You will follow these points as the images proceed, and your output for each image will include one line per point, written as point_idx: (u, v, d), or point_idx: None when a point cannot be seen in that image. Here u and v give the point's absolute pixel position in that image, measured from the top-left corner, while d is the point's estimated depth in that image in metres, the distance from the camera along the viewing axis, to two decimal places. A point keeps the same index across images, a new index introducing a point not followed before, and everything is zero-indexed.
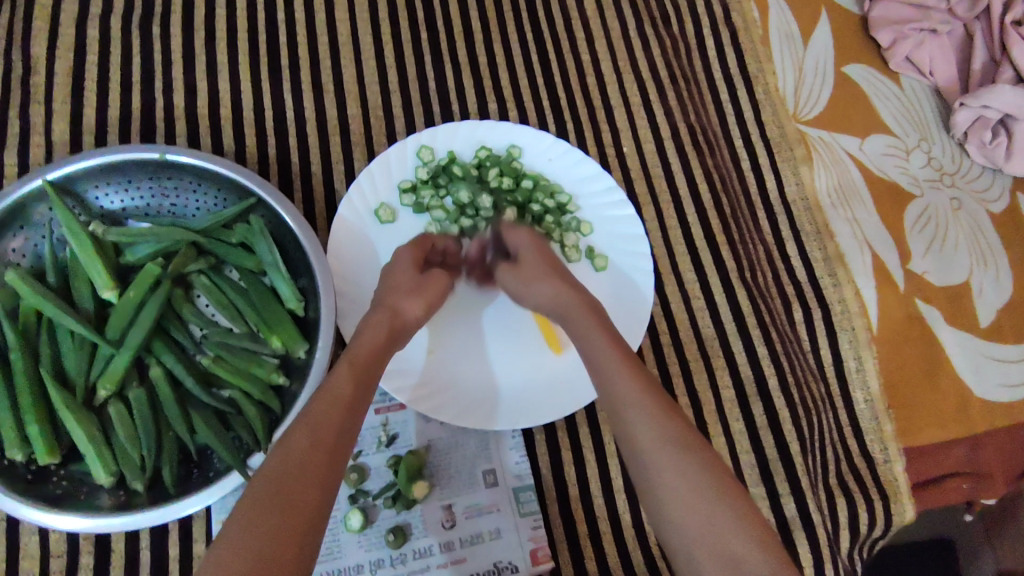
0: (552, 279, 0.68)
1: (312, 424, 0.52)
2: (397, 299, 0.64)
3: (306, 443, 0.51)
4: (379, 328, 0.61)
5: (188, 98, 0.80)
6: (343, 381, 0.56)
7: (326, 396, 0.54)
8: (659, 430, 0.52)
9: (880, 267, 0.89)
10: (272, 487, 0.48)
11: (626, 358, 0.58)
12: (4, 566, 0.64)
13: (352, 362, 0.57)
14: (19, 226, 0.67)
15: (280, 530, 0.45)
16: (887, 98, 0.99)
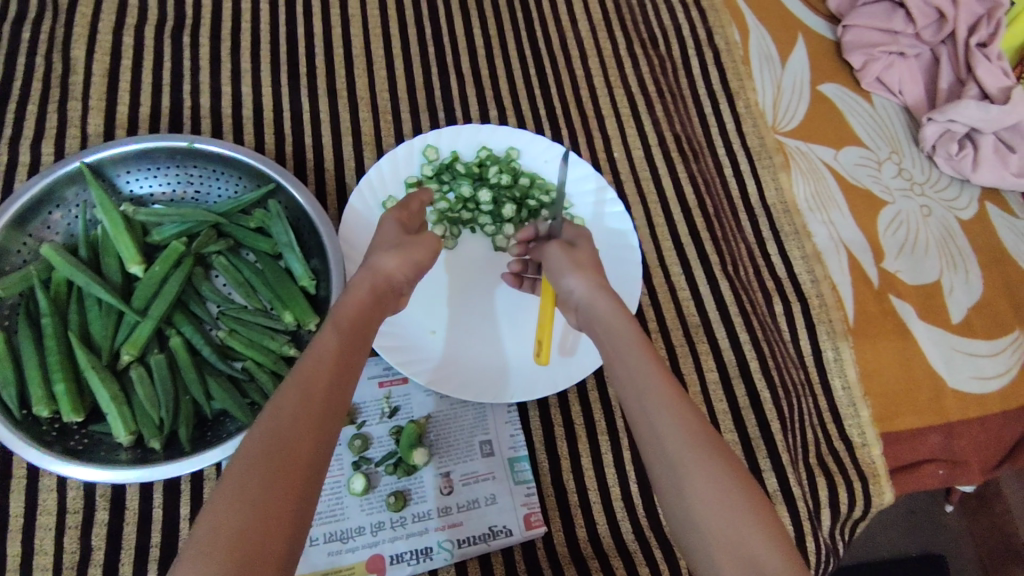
0: (584, 269, 0.62)
1: (303, 384, 0.49)
2: (374, 258, 0.60)
3: (294, 407, 0.48)
4: (363, 290, 0.57)
5: (213, 99, 0.87)
6: (330, 338, 0.53)
7: (316, 355, 0.51)
8: (688, 428, 0.50)
9: (855, 266, 0.94)
10: (265, 449, 0.45)
11: (650, 349, 0.56)
12: (21, 520, 0.66)
13: (342, 322, 0.54)
14: (56, 205, 0.72)
15: (275, 495, 0.44)
16: (860, 114, 1.06)
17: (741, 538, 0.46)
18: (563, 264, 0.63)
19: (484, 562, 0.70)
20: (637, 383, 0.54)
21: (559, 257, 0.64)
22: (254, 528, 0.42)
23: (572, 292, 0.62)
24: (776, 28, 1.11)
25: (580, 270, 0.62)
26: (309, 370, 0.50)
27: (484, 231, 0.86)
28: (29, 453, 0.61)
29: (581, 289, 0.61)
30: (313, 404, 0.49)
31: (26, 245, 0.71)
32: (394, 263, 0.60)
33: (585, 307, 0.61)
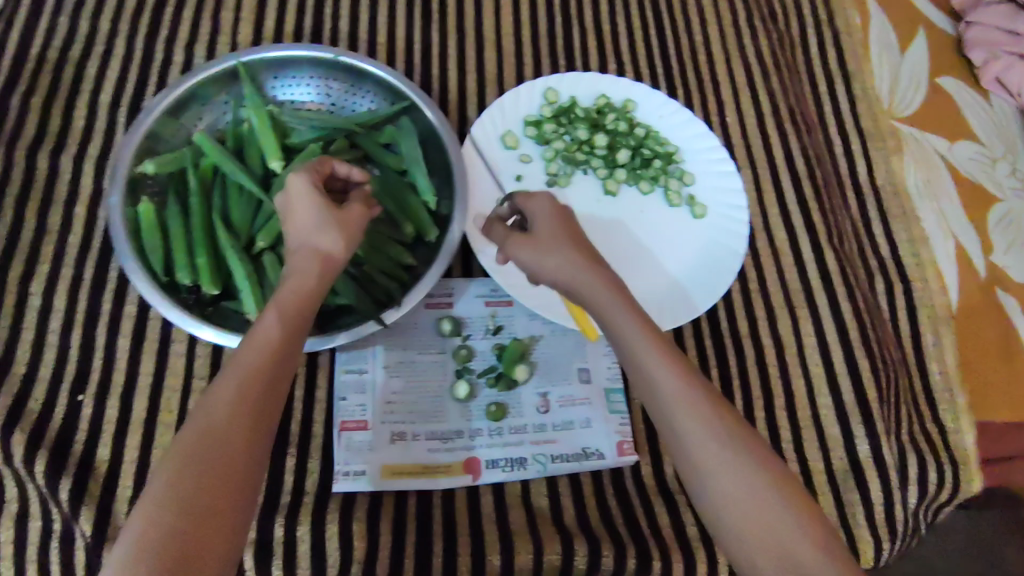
0: (562, 246, 0.61)
1: (242, 376, 0.49)
2: (316, 236, 0.56)
3: (227, 401, 0.48)
4: (302, 271, 0.55)
5: (351, 25, 0.92)
6: (273, 323, 0.52)
7: (252, 347, 0.51)
8: (715, 442, 0.52)
9: (963, 256, 0.91)
10: (196, 451, 0.46)
11: (659, 341, 0.56)
12: (151, 379, 0.71)
13: (283, 309, 0.53)
14: (208, 97, 0.77)
15: (210, 502, 0.45)
16: (977, 111, 1.02)
17: (777, 549, 0.49)
18: (537, 258, 0.62)
19: (573, 482, 0.73)
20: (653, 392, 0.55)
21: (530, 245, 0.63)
22: (182, 535, 0.43)
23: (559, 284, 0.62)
24: (896, 16, 1.08)
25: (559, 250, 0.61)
26: (247, 360, 0.50)
27: (596, 173, 0.87)
28: (171, 313, 0.65)
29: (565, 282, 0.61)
30: (247, 399, 0.49)
31: (179, 132, 0.76)
32: (340, 246, 0.56)
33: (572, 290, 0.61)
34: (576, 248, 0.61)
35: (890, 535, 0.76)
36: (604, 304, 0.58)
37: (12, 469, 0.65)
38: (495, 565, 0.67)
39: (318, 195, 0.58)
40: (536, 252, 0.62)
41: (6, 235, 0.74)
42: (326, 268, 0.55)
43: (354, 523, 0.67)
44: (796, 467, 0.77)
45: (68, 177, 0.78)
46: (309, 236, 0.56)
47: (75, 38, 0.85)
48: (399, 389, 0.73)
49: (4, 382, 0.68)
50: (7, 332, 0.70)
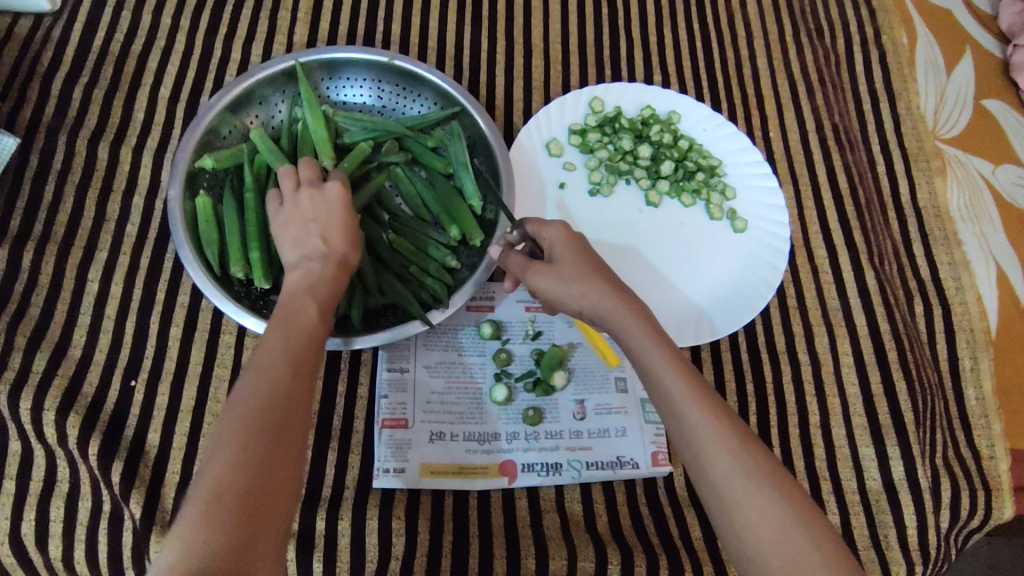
0: (577, 279, 0.64)
1: (294, 356, 0.52)
2: (342, 243, 0.60)
3: (286, 374, 0.51)
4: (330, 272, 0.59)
5: (402, 28, 0.94)
6: (310, 312, 0.56)
7: (294, 330, 0.54)
8: (735, 459, 0.55)
9: (1003, 281, 0.92)
10: (259, 420, 0.48)
11: (679, 370, 0.59)
12: (200, 369, 0.73)
13: (318, 300, 0.57)
14: (264, 97, 0.79)
15: (277, 465, 0.47)
16: (1023, 136, 1.01)
17: (797, 567, 0.51)
18: (562, 281, 0.64)
19: (607, 489, 0.73)
20: (674, 411, 0.58)
21: (547, 279, 0.65)
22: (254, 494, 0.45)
23: (581, 308, 0.64)
24: (944, 36, 1.08)
25: (575, 282, 0.64)
26: (297, 341, 0.53)
27: (639, 184, 0.88)
28: (225, 304, 0.67)
29: (586, 306, 0.64)
30: (299, 375, 0.52)
31: (236, 129, 0.77)
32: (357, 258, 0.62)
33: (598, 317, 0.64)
34: (599, 275, 0.64)
35: (923, 559, 0.76)
36: (625, 327, 0.62)
37: (64, 449, 0.67)
38: (530, 568, 0.67)
39: (349, 209, 0.63)
40: (564, 275, 0.64)
41: (66, 221, 0.76)
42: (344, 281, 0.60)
43: (393, 520, 0.68)
44: (829, 485, 0.78)
45: (127, 167, 0.80)
46: (342, 247, 0.60)
47: (137, 32, 0.87)
48: (439, 389, 0.75)
49: (60, 363, 0.70)
50: (64, 316, 0.72)
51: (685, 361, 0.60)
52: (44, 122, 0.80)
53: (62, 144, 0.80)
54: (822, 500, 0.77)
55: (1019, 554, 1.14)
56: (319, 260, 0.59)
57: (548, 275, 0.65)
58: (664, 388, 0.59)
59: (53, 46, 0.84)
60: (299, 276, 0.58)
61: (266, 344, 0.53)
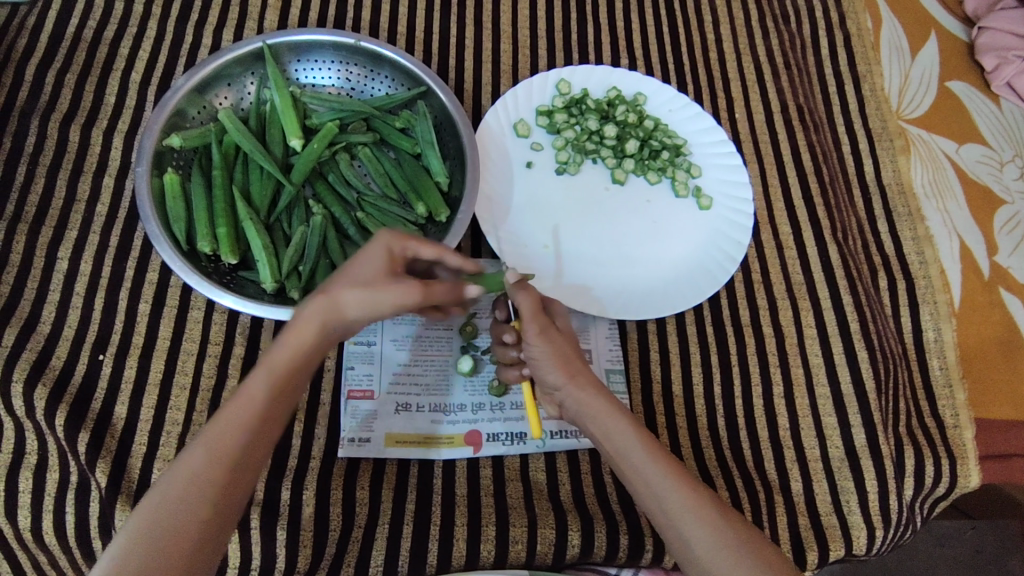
0: (562, 362, 0.60)
1: (226, 430, 0.53)
2: (342, 293, 0.54)
3: (214, 445, 0.52)
4: (309, 325, 0.54)
5: (372, 15, 0.96)
6: (259, 388, 0.54)
7: (239, 410, 0.54)
8: (716, 535, 0.57)
9: (966, 255, 0.93)
10: (173, 498, 0.51)
11: (655, 451, 0.60)
12: (169, 343, 0.74)
13: (271, 369, 0.55)
14: (231, 80, 0.80)
15: (184, 541, 0.50)
16: (986, 115, 1.03)
17: None
18: (552, 359, 0.60)
19: (571, 457, 0.74)
20: (656, 495, 0.58)
21: (538, 351, 0.60)
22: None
23: (561, 386, 0.61)
24: (909, 20, 1.10)
25: (559, 370, 0.60)
26: (235, 416, 0.53)
27: (605, 163, 0.89)
28: (191, 278, 0.67)
29: (568, 386, 0.61)
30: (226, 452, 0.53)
31: (204, 110, 0.78)
32: (354, 305, 0.55)
33: (575, 405, 0.62)
34: (574, 364, 0.61)
35: (884, 523, 0.77)
36: (601, 417, 0.61)
37: (33, 421, 0.68)
38: (491, 535, 0.68)
39: (372, 268, 0.56)
40: (556, 351, 0.60)
41: (37, 202, 0.78)
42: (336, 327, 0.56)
43: (357, 489, 0.69)
44: (792, 453, 0.79)
45: (98, 149, 0.82)
46: (337, 301, 0.54)
47: (109, 20, 0.89)
48: (405, 361, 0.76)
49: (28, 337, 0.71)
50: (34, 293, 0.73)
51: (655, 442, 0.61)
52: (17, 107, 0.82)
53: (34, 128, 0.81)
54: (786, 469, 0.78)
55: (986, 530, 1.17)
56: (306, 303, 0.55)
57: (538, 347, 0.60)
58: (645, 472, 0.59)
59: (27, 33, 0.86)
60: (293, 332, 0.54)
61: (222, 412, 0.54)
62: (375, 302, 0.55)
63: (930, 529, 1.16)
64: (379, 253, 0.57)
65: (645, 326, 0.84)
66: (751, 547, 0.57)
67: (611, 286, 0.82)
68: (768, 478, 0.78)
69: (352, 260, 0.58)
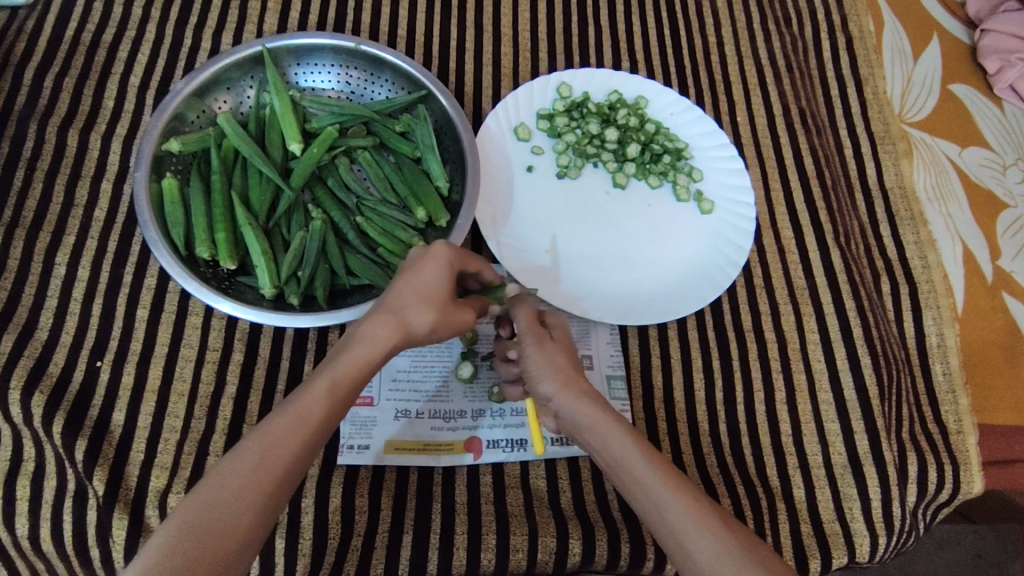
0: (558, 372, 0.62)
1: (279, 435, 0.51)
2: (413, 313, 0.56)
3: (266, 448, 0.50)
4: (383, 341, 0.55)
5: (372, 18, 0.95)
6: (321, 394, 0.53)
7: (297, 417, 0.52)
8: (718, 547, 0.53)
9: (969, 259, 0.92)
10: (217, 500, 0.48)
11: (652, 457, 0.58)
12: (167, 349, 0.73)
13: (334, 377, 0.53)
14: (230, 84, 0.79)
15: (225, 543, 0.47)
16: (989, 118, 1.02)
17: None
18: (546, 367, 0.63)
19: (571, 464, 0.73)
20: (655, 505, 0.56)
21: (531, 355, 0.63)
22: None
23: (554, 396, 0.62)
24: (911, 23, 1.09)
25: (552, 378, 0.62)
26: (291, 421, 0.52)
27: (606, 167, 0.89)
28: (189, 284, 0.66)
29: (560, 395, 0.62)
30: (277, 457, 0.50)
31: (203, 114, 0.78)
32: (429, 327, 0.56)
33: (568, 413, 0.62)
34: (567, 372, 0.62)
35: (886, 530, 0.77)
36: (595, 423, 0.60)
37: (31, 428, 0.68)
38: (491, 543, 0.68)
39: (436, 282, 0.57)
40: (547, 359, 0.63)
41: (35, 207, 0.77)
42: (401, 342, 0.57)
43: (356, 498, 0.68)
44: (794, 460, 0.79)
45: (96, 153, 0.81)
46: (411, 322, 0.56)
47: (107, 23, 0.88)
48: (405, 368, 0.75)
49: (26, 344, 0.70)
50: (32, 299, 0.73)
51: (652, 449, 0.60)
52: (14, 112, 0.81)
53: (32, 132, 0.81)
54: (788, 476, 0.78)
55: (988, 535, 1.16)
56: (380, 315, 0.55)
57: (531, 355, 0.63)
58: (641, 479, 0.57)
59: (25, 36, 0.85)
60: (363, 347, 0.54)
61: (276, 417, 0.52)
62: (444, 324, 0.57)
63: (933, 534, 1.16)
64: (444, 263, 0.58)
65: (646, 332, 0.83)
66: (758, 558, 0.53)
67: (612, 291, 0.82)
68: (771, 485, 0.77)
69: (416, 266, 0.57)
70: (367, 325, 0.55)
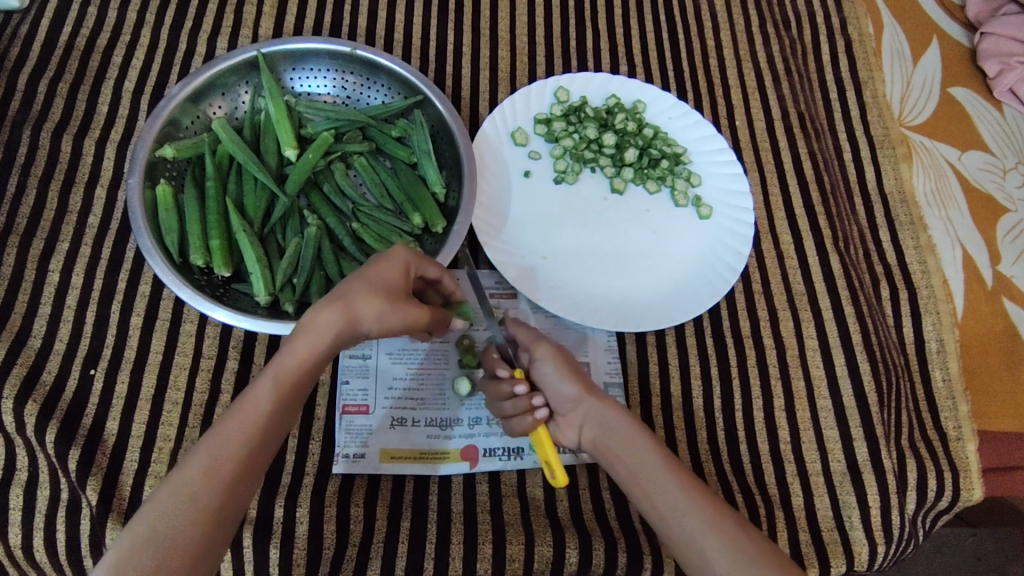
0: (575, 374, 0.66)
1: (224, 441, 0.52)
2: (360, 302, 0.56)
3: (209, 456, 0.51)
4: (325, 331, 0.55)
5: (369, 22, 0.95)
6: (264, 395, 0.54)
7: (243, 418, 0.53)
8: (736, 550, 0.55)
9: (969, 264, 0.92)
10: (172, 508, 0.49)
11: (673, 466, 0.61)
12: (161, 357, 0.73)
13: (278, 374, 0.55)
14: (225, 89, 0.79)
15: (179, 550, 0.48)
16: (988, 122, 1.02)
17: None
18: (566, 371, 0.66)
19: (568, 473, 0.73)
20: (677, 514, 0.58)
21: (552, 357, 0.67)
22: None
23: (579, 400, 0.65)
24: (911, 26, 1.09)
25: (574, 380, 0.66)
26: (235, 424, 0.53)
27: (604, 172, 0.88)
28: (184, 292, 0.66)
29: (586, 398, 0.65)
30: (224, 464, 0.51)
31: (198, 119, 0.77)
32: (374, 313, 0.57)
33: (593, 423, 0.65)
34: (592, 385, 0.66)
35: (886, 538, 0.76)
36: (621, 433, 0.63)
37: (24, 438, 0.67)
38: (487, 553, 0.67)
39: (388, 275, 0.59)
40: (567, 364, 0.67)
41: (28, 214, 0.77)
42: (347, 335, 0.57)
43: (352, 507, 0.68)
44: (793, 467, 0.78)
45: (91, 159, 0.81)
46: (357, 312, 0.56)
47: (102, 27, 0.88)
48: (401, 375, 0.75)
49: (19, 352, 0.70)
50: (25, 306, 0.72)
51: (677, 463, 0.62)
52: (8, 117, 0.81)
53: (26, 138, 0.80)
54: (787, 483, 0.77)
55: (987, 540, 1.16)
56: (322, 304, 0.56)
57: (551, 361, 0.67)
58: (664, 486, 0.59)
59: (19, 41, 0.85)
60: (307, 335, 0.55)
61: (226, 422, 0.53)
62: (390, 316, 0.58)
63: (933, 538, 1.15)
64: (398, 263, 0.60)
65: (644, 338, 0.83)
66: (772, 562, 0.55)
67: (609, 298, 0.81)
68: (769, 493, 0.77)
69: (371, 264, 0.60)
70: (310, 316, 0.56)
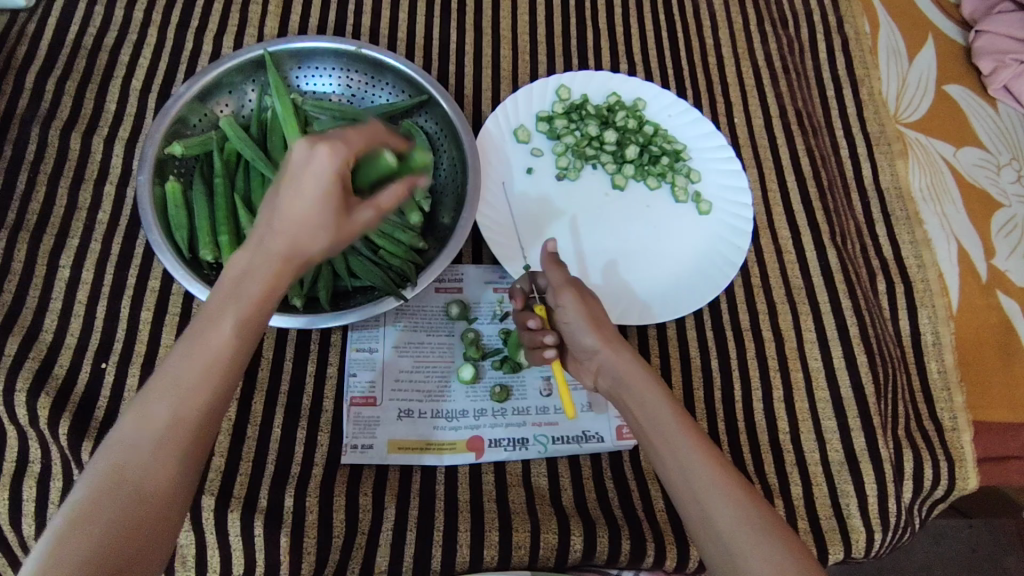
0: (597, 324, 0.64)
1: (183, 375, 0.49)
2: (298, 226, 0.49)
3: (172, 390, 0.48)
4: (266, 271, 0.50)
5: (373, 21, 0.96)
6: (222, 330, 0.50)
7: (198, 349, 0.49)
8: (744, 515, 0.54)
9: (964, 258, 0.93)
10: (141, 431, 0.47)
11: (688, 425, 0.59)
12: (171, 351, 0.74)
13: (238, 311, 0.50)
14: (230, 89, 0.80)
15: (146, 478, 0.46)
16: (982, 119, 1.03)
17: None
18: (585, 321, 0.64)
19: (573, 463, 0.75)
20: (685, 473, 0.57)
21: (576, 308, 0.64)
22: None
23: (597, 350, 0.64)
24: (906, 24, 1.10)
25: (593, 332, 0.64)
26: (194, 352, 0.49)
27: (605, 168, 0.89)
28: (194, 286, 0.67)
29: (603, 349, 0.64)
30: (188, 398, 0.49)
31: (205, 117, 0.78)
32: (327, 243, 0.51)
33: (613, 371, 0.63)
34: (614, 336, 0.64)
35: (882, 526, 0.78)
36: (640, 386, 0.62)
37: (36, 429, 0.69)
38: (494, 541, 0.69)
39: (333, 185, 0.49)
40: (590, 312, 0.64)
41: (39, 209, 0.78)
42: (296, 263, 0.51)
43: (360, 497, 0.69)
44: (792, 457, 0.80)
45: (99, 157, 0.82)
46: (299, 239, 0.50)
47: (110, 26, 0.89)
48: (407, 368, 0.76)
49: (31, 345, 0.71)
50: (36, 302, 0.73)
51: (694, 423, 0.60)
52: (18, 114, 0.82)
53: (35, 136, 0.81)
54: (786, 473, 0.79)
55: (982, 531, 1.17)
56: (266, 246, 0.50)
57: (573, 308, 0.65)
58: (676, 445, 0.58)
59: (27, 40, 0.86)
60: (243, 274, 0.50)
61: (168, 363, 0.50)
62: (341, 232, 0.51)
63: (929, 529, 1.17)
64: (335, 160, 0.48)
65: (646, 332, 0.84)
66: (781, 535, 0.54)
67: (613, 290, 0.83)
68: (769, 482, 0.78)
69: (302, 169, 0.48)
70: (254, 253, 0.50)
